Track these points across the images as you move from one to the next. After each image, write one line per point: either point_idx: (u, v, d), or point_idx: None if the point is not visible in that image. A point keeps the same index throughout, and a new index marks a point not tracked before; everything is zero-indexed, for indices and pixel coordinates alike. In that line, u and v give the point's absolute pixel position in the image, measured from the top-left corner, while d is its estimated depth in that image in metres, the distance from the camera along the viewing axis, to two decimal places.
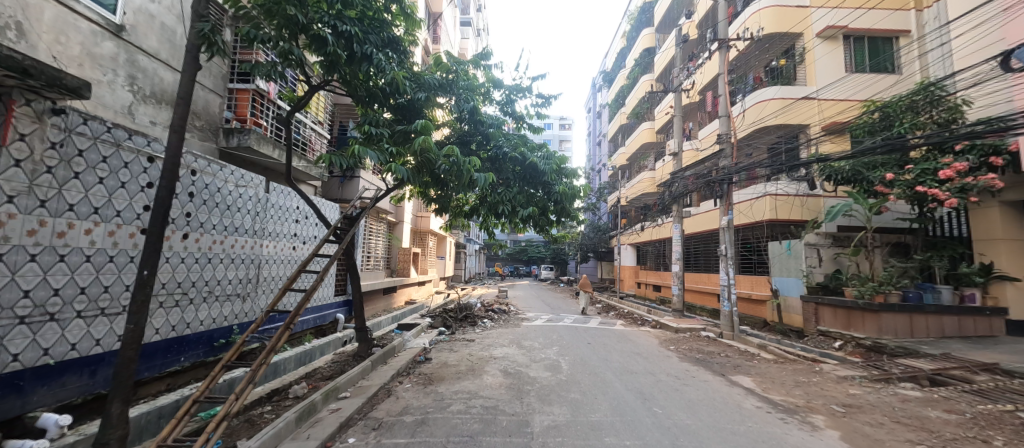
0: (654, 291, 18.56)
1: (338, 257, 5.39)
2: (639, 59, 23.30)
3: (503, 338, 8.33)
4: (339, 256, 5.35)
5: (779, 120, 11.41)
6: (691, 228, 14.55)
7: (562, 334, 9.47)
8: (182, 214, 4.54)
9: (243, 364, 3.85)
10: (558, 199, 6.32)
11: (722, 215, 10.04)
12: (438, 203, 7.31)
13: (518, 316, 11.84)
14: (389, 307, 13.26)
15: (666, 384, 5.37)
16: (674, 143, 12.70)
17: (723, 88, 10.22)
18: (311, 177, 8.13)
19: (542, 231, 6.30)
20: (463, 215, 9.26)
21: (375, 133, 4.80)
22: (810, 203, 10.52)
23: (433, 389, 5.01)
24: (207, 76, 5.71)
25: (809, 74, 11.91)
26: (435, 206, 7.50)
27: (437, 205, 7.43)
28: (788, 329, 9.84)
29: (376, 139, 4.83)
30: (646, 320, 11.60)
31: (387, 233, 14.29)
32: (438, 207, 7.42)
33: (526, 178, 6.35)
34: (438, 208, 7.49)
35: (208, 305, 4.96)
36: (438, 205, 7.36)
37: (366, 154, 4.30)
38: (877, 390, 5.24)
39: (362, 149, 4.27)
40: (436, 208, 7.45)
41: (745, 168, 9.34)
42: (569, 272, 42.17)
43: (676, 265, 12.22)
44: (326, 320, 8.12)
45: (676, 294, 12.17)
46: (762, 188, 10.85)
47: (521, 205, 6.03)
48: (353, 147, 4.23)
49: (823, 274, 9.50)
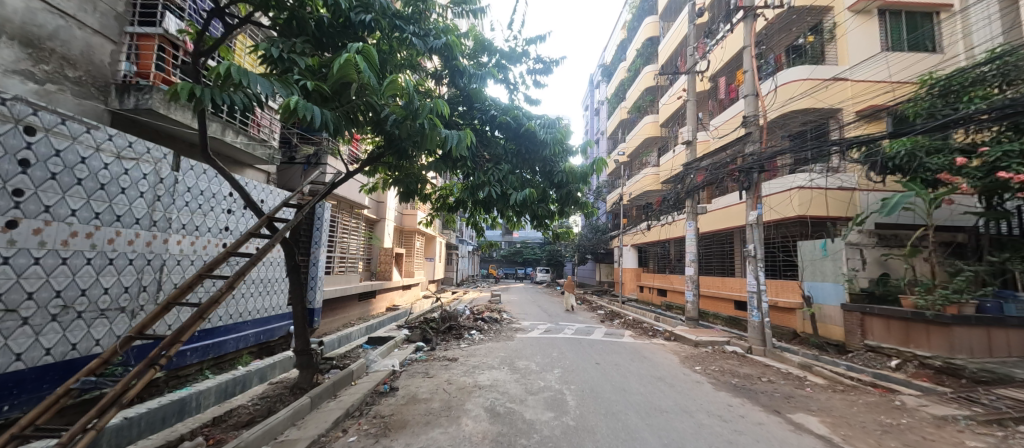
0: (659, 296, 17.16)
1: (268, 244, 3.98)
2: (641, 50, 22.01)
3: (492, 357, 6.83)
4: (270, 242, 3.95)
5: (807, 103, 10.07)
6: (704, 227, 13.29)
7: (563, 349, 8.02)
8: (3, 192, 3.05)
9: (62, 430, 2.38)
10: (560, 183, 4.85)
11: (749, 210, 8.59)
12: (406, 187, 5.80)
13: (511, 326, 10.37)
14: (365, 314, 11.74)
15: (712, 432, 3.90)
16: (687, 130, 11.24)
17: (749, 62, 8.82)
18: (256, 159, 6.64)
19: (541, 224, 4.80)
20: (446, 207, 8.13)
21: (281, 58, 3.33)
22: (845, 196, 9.23)
23: (385, 446, 3.51)
24: (89, 10, 4.25)
25: (838, 53, 10.65)
26: (404, 193, 6.00)
27: (408, 189, 5.95)
28: (825, 342, 8.46)
29: (284, 68, 3.37)
30: (657, 330, 10.19)
31: (365, 232, 12.82)
32: (407, 192, 5.90)
33: (520, 155, 4.85)
34: (408, 193, 6.02)
35: (61, 326, 3.46)
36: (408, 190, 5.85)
37: (255, 80, 2.75)
38: (1004, 442, 3.80)
39: (245, 70, 2.72)
40: (407, 192, 5.98)
41: (777, 154, 7.95)
42: (565, 274, 40.79)
43: (690, 267, 10.82)
44: (275, 336, 6.64)
45: (691, 300, 10.77)
46: (790, 179, 9.61)
47: (513, 187, 4.53)
48: (233, 67, 2.69)
49: (868, 279, 8.15)
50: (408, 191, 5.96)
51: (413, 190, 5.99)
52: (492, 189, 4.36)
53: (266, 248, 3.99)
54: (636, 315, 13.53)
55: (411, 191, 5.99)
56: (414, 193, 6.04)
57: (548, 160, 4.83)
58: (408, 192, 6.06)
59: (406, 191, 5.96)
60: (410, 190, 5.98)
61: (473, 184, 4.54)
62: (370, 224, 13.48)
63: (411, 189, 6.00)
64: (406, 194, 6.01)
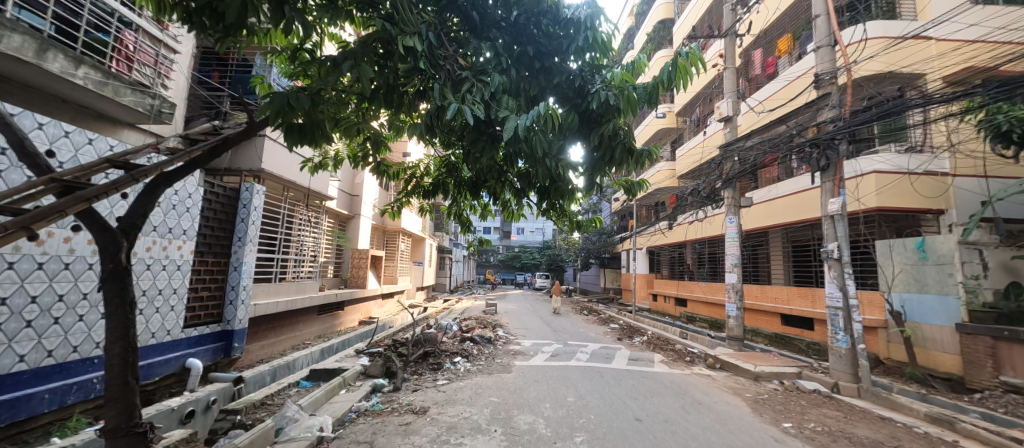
0: (679, 307, 14.98)
1: (9, 226, 1.78)
2: (652, 34, 19.92)
3: (477, 406, 4.65)
4: (12, 220, 1.76)
5: (879, 66, 8.02)
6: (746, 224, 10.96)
7: (579, 384, 5.86)
8: None
9: None
10: (596, 116, 2.66)
11: (826, 198, 6.39)
12: (271, 102, 2.23)
13: (508, 348, 8.16)
14: (329, 331, 9.51)
15: None
16: (725, 104, 9.10)
17: (821, 4, 6.67)
18: (126, 112, 4.48)
19: (563, 190, 2.63)
20: (420, 192, 5.91)
21: None
22: (936, 182, 7.43)
23: None
24: None
25: (917, 6, 8.56)
26: (284, 132, 2.47)
27: (297, 126, 2.48)
28: (928, 375, 6.31)
29: None
30: (694, 354, 8.02)
31: (332, 229, 10.62)
32: (279, 117, 2.32)
33: (524, 64, 2.72)
34: (298, 135, 2.50)
35: None
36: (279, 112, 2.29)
37: None
38: None
39: None
40: (293, 130, 2.46)
41: (871, 119, 5.79)
42: (567, 281, 38.62)
43: (732, 273, 8.64)
44: (155, 376, 4.50)
45: (733, 316, 8.59)
46: (858, 163, 7.88)
47: (508, 109, 2.37)
48: None
49: (991, 291, 6.01)
50: (298, 129, 2.50)
51: (312, 134, 2.55)
52: (468, 110, 2.17)
53: (7, 233, 1.78)
54: (659, 330, 11.33)
55: (306, 137, 2.55)
56: (321, 136, 2.58)
57: (576, 69, 2.68)
58: (299, 136, 2.51)
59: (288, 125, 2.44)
60: (303, 131, 2.50)
61: (429, 107, 2.34)
62: (338, 220, 11.21)
63: (306, 131, 2.53)
64: (291, 134, 2.49)
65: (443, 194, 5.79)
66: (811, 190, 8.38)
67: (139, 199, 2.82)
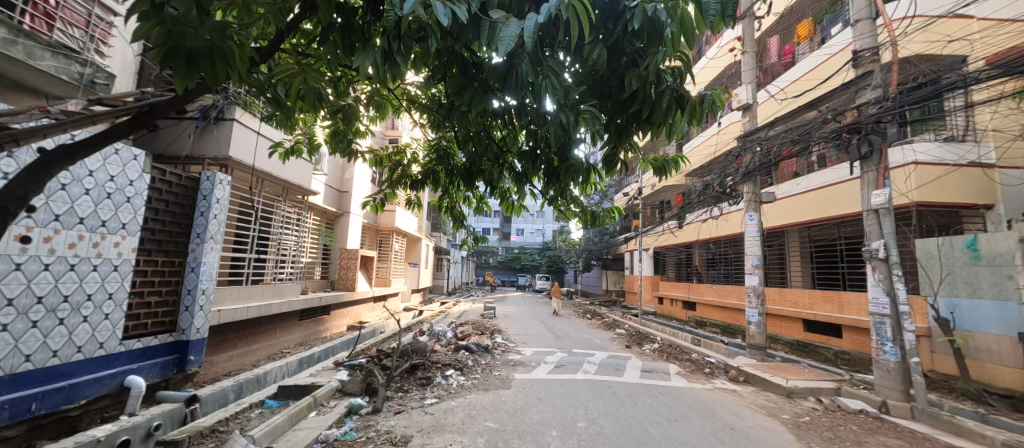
0: (687, 310, 14.24)
1: None
2: None
3: (469, 434, 3.89)
4: None
5: (916, 47, 7.27)
6: (767, 221, 10.04)
7: (588, 402, 5.10)
8: None
9: None
10: (622, 51, 1.94)
11: (868, 191, 5.62)
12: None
13: (508, 357, 7.39)
14: (312, 337, 8.70)
15: None
16: (745, 90, 8.33)
17: None
18: (47, 80, 3.70)
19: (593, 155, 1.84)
20: (406, 182, 5.14)
21: None
22: (980, 175, 6.72)
23: None
24: None
25: None
26: (164, 60, 1.48)
27: (185, 49, 1.52)
28: (985, 391, 5.54)
29: None
30: (713, 365, 7.25)
31: (317, 227, 9.82)
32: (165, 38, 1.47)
33: None
34: (186, 67, 1.52)
35: None
36: (156, 18, 1.44)
37: None
38: None
39: None
40: (175, 53, 1.47)
41: (925, 98, 5.06)
42: (567, 283, 37.97)
43: (754, 276, 7.87)
44: (79, 398, 3.73)
45: (754, 322, 7.83)
46: (893, 154, 7.13)
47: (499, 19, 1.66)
48: None
49: None
50: (187, 55, 1.51)
51: (214, 66, 1.55)
52: (444, 12, 1.49)
53: None
54: (670, 337, 10.56)
55: (204, 72, 1.55)
56: (225, 74, 1.59)
57: None
58: (188, 67, 1.52)
59: (175, 46, 1.51)
60: (193, 59, 1.52)
61: (385, 25, 1.76)
62: (324, 218, 10.44)
63: (201, 61, 1.56)
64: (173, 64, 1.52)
65: (432, 184, 5.03)
66: (850, 182, 7.46)
67: (18, 176, 1.76)
